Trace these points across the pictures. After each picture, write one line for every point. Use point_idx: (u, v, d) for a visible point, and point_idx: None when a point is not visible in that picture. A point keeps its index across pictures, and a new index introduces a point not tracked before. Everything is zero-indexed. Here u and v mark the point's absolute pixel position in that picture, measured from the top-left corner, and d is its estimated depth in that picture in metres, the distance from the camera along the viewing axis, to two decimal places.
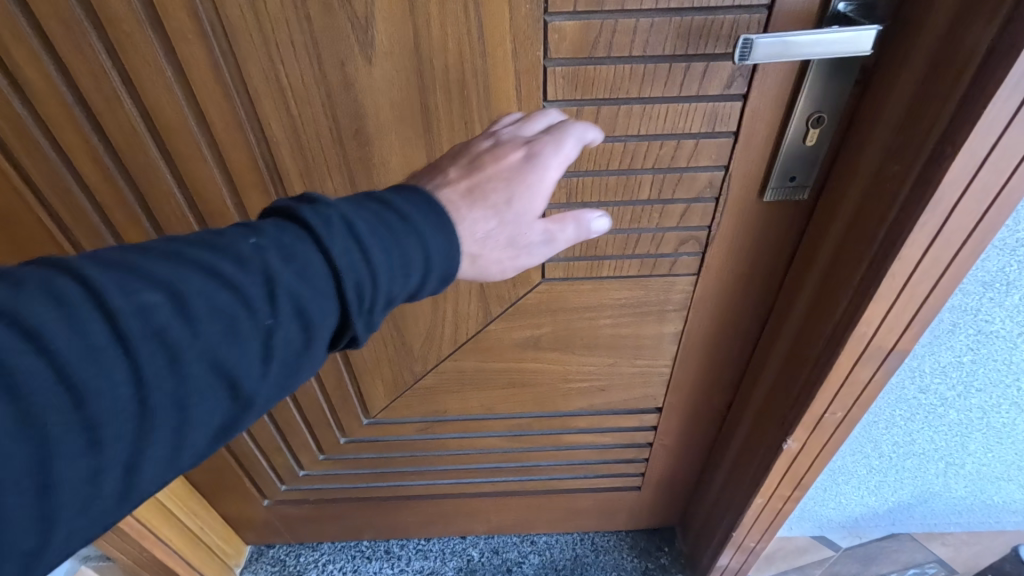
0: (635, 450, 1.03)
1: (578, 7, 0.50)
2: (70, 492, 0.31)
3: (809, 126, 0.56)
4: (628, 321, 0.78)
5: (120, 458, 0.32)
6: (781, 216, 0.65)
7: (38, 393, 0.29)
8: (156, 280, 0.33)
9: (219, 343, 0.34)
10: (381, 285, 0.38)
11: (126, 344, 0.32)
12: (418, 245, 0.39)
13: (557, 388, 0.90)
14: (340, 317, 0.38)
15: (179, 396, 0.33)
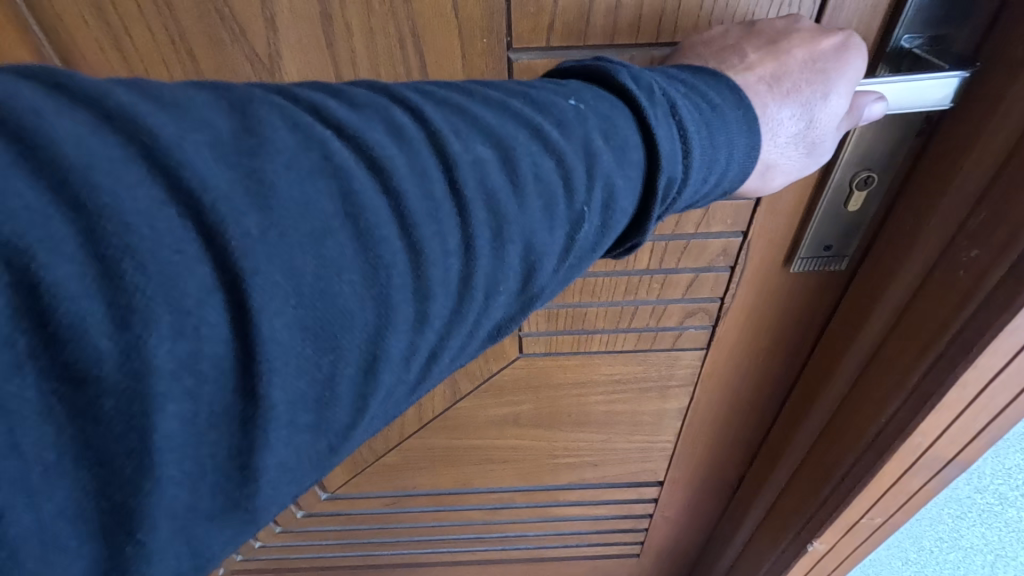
0: (633, 523, 0.91)
1: (551, 41, 0.37)
2: (355, 377, 0.25)
3: (854, 188, 0.45)
4: (624, 397, 0.66)
5: (408, 344, 0.26)
6: (812, 287, 0.53)
7: (356, 241, 0.24)
8: (486, 132, 0.28)
9: (531, 223, 0.29)
10: (687, 194, 0.33)
11: (457, 194, 0.27)
12: (727, 146, 0.33)
13: (543, 464, 0.77)
14: (636, 212, 0.33)
15: (485, 281, 0.28)
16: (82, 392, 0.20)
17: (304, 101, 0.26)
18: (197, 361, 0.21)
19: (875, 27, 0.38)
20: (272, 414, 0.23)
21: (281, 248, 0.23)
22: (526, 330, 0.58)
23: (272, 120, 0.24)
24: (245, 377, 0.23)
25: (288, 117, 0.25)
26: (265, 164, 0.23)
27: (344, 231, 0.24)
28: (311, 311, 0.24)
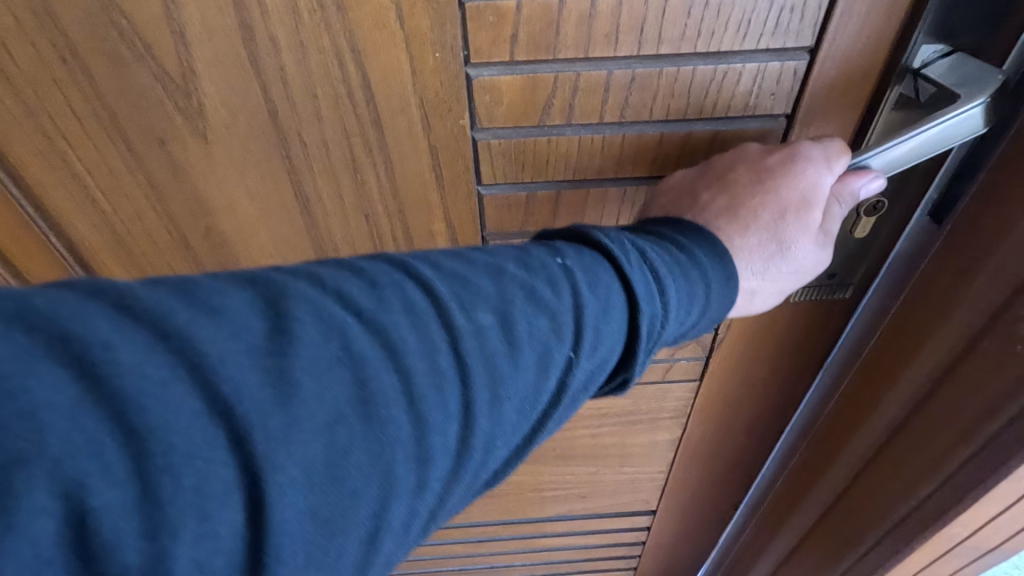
0: (625, 552, 0.86)
1: (516, 56, 0.32)
2: (356, 561, 0.23)
3: (860, 215, 0.39)
4: (611, 430, 0.62)
5: (407, 522, 0.24)
6: (813, 316, 0.49)
7: (359, 426, 0.23)
8: (470, 295, 0.26)
9: (519, 387, 0.26)
10: (671, 328, 0.30)
11: (461, 364, 0.25)
12: (706, 286, 0.30)
13: (527, 497, 0.73)
14: (623, 355, 0.29)
15: (485, 442, 0.26)
16: None
17: (280, 284, 0.24)
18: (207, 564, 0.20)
19: (893, 34, 0.33)
20: None
21: (280, 446, 0.21)
22: None
23: (247, 323, 0.22)
24: None
25: (267, 317, 0.23)
26: (269, 363, 0.22)
27: (340, 431, 0.22)
28: (320, 501, 0.22)
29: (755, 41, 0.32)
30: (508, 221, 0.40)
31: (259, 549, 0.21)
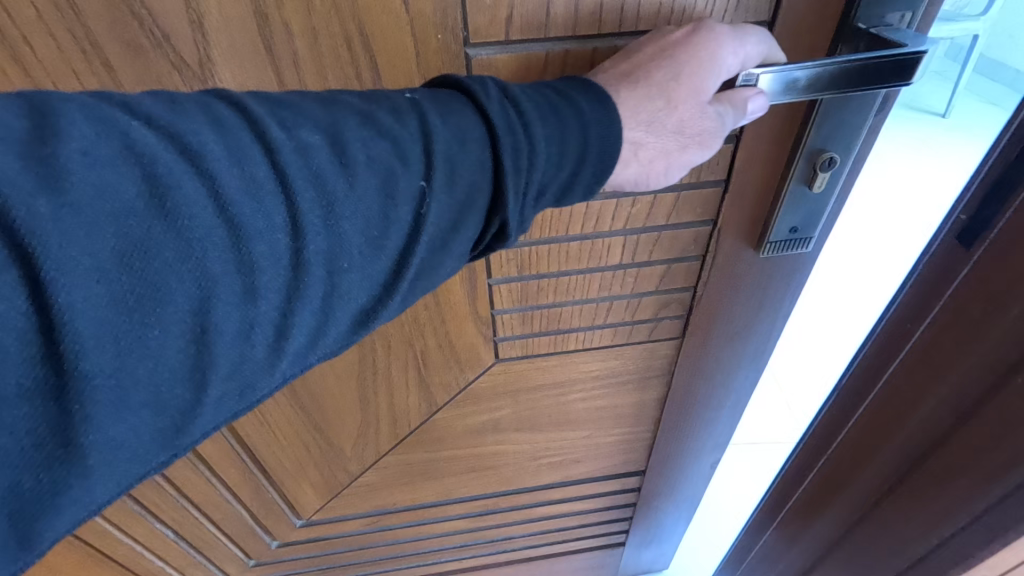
0: (617, 515, 0.91)
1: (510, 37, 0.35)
2: (183, 350, 0.26)
3: (818, 170, 0.43)
4: (602, 392, 0.66)
5: (278, 321, 0.28)
6: (778, 269, 0.53)
7: (156, 219, 0.25)
8: (315, 121, 0.30)
9: (373, 208, 0.30)
10: (541, 163, 0.33)
11: (280, 176, 0.28)
12: (580, 133, 0.34)
13: (525, 466, 0.76)
14: (491, 199, 0.33)
15: (325, 257, 0.29)
16: None
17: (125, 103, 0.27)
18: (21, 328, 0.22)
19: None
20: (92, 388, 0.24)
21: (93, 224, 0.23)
22: (500, 335, 0.56)
23: (88, 127, 0.25)
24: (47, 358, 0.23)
25: (111, 123, 0.25)
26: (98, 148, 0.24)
27: (202, 227, 0.26)
28: (123, 287, 0.24)
29: (719, 13, 0.37)
30: None
31: (139, 316, 0.25)
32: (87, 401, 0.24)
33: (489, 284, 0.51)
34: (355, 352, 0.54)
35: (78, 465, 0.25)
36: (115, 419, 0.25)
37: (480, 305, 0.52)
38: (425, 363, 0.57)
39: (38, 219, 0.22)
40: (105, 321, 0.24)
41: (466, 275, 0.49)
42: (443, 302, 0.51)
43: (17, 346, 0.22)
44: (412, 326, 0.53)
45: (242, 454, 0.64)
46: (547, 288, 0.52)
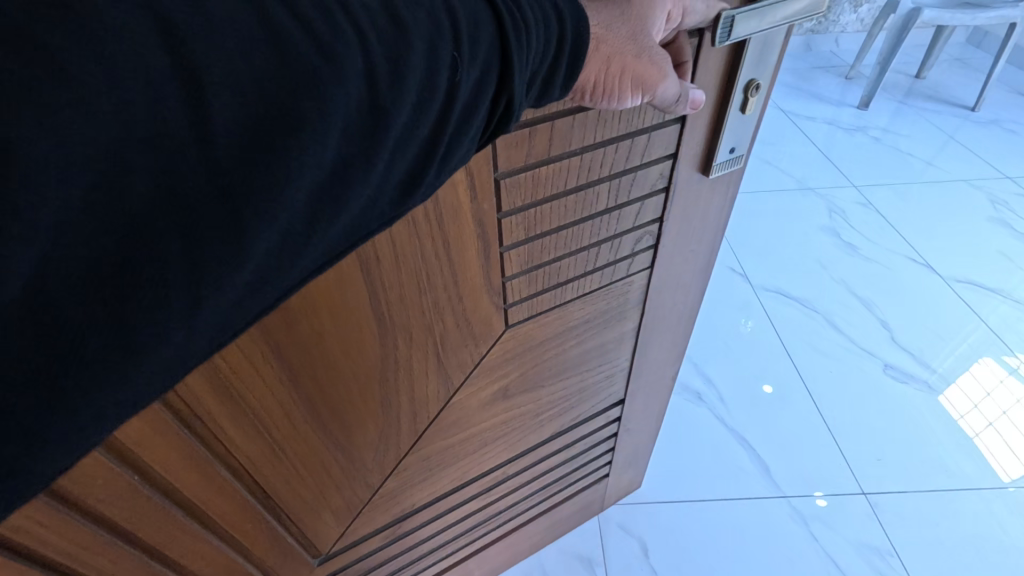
0: (602, 447, 0.99)
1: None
2: (307, 181, 0.28)
3: (749, 95, 0.53)
4: (592, 331, 0.72)
5: (365, 163, 0.30)
6: (718, 187, 0.63)
7: (272, 55, 0.26)
8: None
9: (422, 67, 0.31)
10: (535, 34, 0.36)
11: (355, 24, 0.29)
12: (555, 10, 0.37)
13: (528, 425, 0.80)
14: (500, 70, 0.35)
15: (397, 101, 0.30)
16: (117, 173, 0.23)
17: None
18: (178, 138, 0.24)
19: None
20: (242, 194, 0.26)
21: (228, 52, 0.25)
22: (510, 302, 0.59)
23: None
24: (210, 165, 0.25)
25: None
26: None
27: (309, 61, 0.27)
28: (256, 109, 0.26)
29: None
30: (515, 157, 0.46)
31: (278, 143, 0.26)
32: (245, 220, 0.26)
33: (501, 252, 0.53)
34: (378, 356, 0.53)
35: (230, 278, 0.27)
36: (264, 235, 0.27)
37: (493, 275, 0.55)
38: (443, 345, 0.57)
39: (193, 46, 0.24)
40: (248, 139, 0.26)
41: (481, 248, 0.51)
42: (460, 280, 0.53)
43: (188, 152, 0.24)
44: (432, 312, 0.53)
45: (256, 501, 0.58)
46: (551, 244, 0.56)
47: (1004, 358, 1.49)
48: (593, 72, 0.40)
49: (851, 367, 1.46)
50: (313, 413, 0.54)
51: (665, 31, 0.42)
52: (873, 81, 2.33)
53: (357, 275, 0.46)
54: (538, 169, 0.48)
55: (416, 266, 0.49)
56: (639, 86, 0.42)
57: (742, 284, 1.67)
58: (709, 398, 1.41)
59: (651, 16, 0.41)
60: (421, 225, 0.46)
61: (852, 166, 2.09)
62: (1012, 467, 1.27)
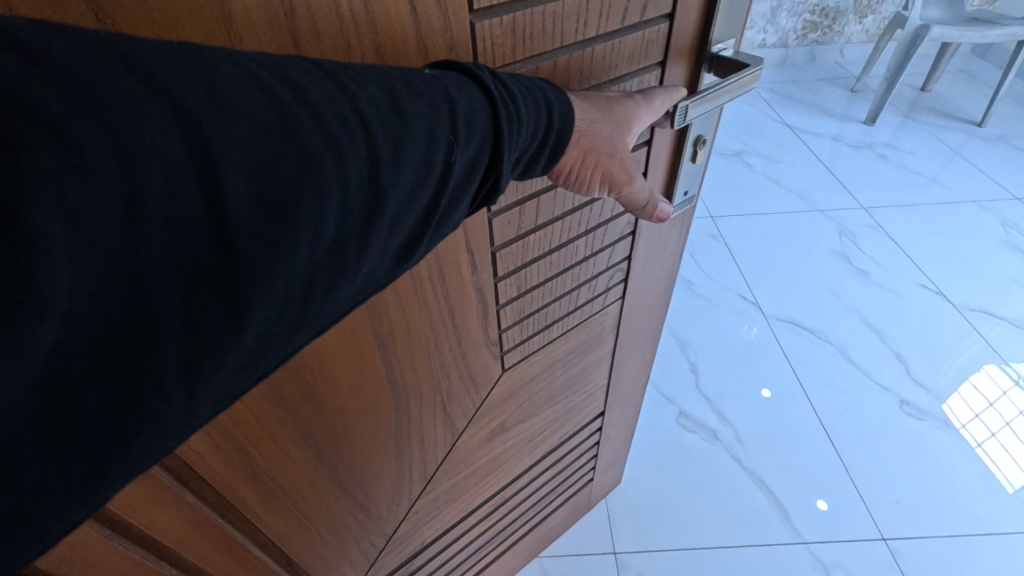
0: (587, 456, 1.06)
1: (521, 56, 0.40)
2: (303, 260, 0.28)
3: (698, 148, 0.61)
4: (576, 359, 0.78)
5: (362, 243, 0.30)
6: (674, 225, 0.71)
7: (283, 140, 0.26)
8: (376, 77, 0.32)
9: (419, 152, 0.32)
10: (526, 123, 0.37)
11: (361, 108, 0.30)
12: (545, 100, 0.39)
13: (522, 450, 0.85)
14: (490, 154, 0.36)
15: (395, 180, 0.31)
16: (121, 255, 0.22)
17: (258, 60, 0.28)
18: (183, 219, 0.24)
19: (699, 37, 0.52)
20: (240, 269, 0.26)
21: (242, 141, 0.25)
22: (506, 349, 0.64)
23: (233, 70, 0.26)
24: (212, 243, 0.25)
25: (253, 79, 0.27)
26: (239, 81, 0.26)
27: (315, 147, 0.27)
28: (261, 192, 0.26)
29: (636, 65, 0.49)
30: (507, 231, 0.52)
31: (279, 226, 0.26)
32: (242, 295, 0.26)
33: (497, 310, 0.58)
34: (393, 420, 0.57)
35: (226, 350, 0.27)
36: (259, 310, 0.27)
37: (490, 330, 0.60)
38: (449, 399, 0.62)
39: (211, 135, 0.24)
40: (251, 221, 0.26)
41: (481, 310, 0.56)
42: (464, 340, 0.57)
43: (194, 231, 0.24)
44: (439, 372, 0.58)
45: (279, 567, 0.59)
46: (538, 295, 0.62)
47: (1004, 367, 1.55)
48: (570, 161, 0.43)
49: (868, 404, 1.47)
50: (334, 480, 0.56)
51: (637, 131, 0.47)
52: (879, 98, 2.39)
53: (376, 355, 0.50)
54: (527, 237, 0.54)
55: (426, 336, 0.53)
56: (608, 184, 0.46)
57: (750, 304, 1.71)
58: (726, 438, 1.40)
59: (627, 127, 0.46)
60: (430, 303, 0.51)
61: (852, 177, 2.17)
62: (1014, 475, 1.32)
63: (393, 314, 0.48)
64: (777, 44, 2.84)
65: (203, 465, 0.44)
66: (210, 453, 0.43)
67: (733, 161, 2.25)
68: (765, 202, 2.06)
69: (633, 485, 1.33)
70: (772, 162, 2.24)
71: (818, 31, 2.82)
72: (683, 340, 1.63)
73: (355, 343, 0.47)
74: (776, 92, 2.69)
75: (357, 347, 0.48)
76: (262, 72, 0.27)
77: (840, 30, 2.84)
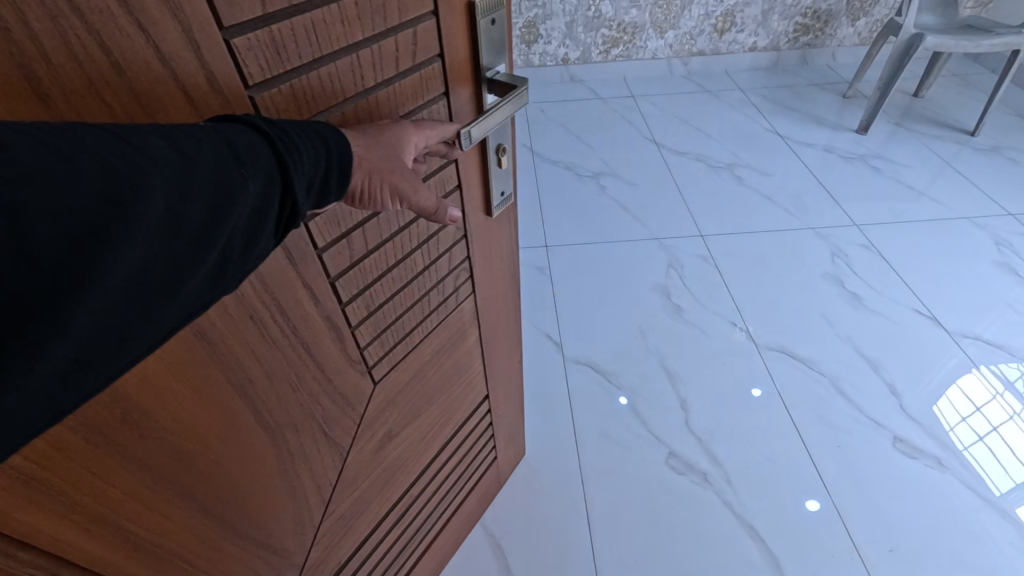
0: (486, 437, 1.15)
1: (311, 113, 0.46)
2: (114, 285, 0.30)
3: (500, 155, 0.70)
4: (445, 355, 0.86)
5: (173, 265, 0.33)
6: (501, 221, 0.81)
7: (78, 184, 0.29)
8: (159, 126, 0.34)
9: (210, 186, 0.34)
10: (306, 155, 0.41)
11: (153, 150, 0.32)
12: (319, 137, 0.42)
13: (417, 449, 0.92)
14: (281, 182, 0.39)
15: (198, 207, 0.34)
16: None
17: (42, 124, 0.30)
18: None
19: (472, 65, 0.60)
20: (51, 294, 0.28)
21: (36, 189, 0.27)
22: (372, 364, 0.70)
23: (14, 135, 0.28)
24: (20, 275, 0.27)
25: (37, 140, 0.29)
26: (24, 142, 0.28)
27: (111, 187, 0.30)
28: (63, 229, 0.28)
29: (421, 99, 0.56)
30: (340, 261, 0.58)
31: (84, 259, 0.29)
32: (56, 318, 0.28)
33: (351, 331, 0.64)
34: (272, 455, 0.61)
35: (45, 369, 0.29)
36: (74, 331, 0.29)
37: (350, 350, 0.65)
38: (326, 421, 0.67)
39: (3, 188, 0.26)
40: (55, 256, 0.28)
41: (334, 335, 0.62)
42: (324, 365, 0.62)
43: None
44: (309, 400, 0.63)
45: None
46: (389, 310, 0.68)
47: (990, 365, 1.66)
48: (359, 181, 0.47)
49: (863, 444, 1.48)
50: (225, 527, 0.58)
51: (416, 152, 0.53)
52: (871, 109, 2.53)
53: (238, 400, 0.54)
54: (362, 262, 0.61)
55: (284, 371, 0.58)
56: (398, 197, 0.50)
57: (743, 337, 1.74)
58: (717, 483, 1.41)
59: (405, 144, 0.51)
60: (281, 343, 0.56)
61: (837, 185, 2.31)
62: (1001, 480, 1.40)
63: (246, 359, 0.52)
64: (767, 47, 3.04)
65: (77, 549, 0.44)
66: (83, 536, 0.44)
67: (723, 173, 2.39)
68: (761, 213, 2.19)
69: (615, 543, 1.30)
70: (763, 175, 2.37)
71: (809, 34, 3.01)
72: (673, 374, 1.65)
73: (214, 397, 0.51)
74: (766, 98, 2.87)
75: (216, 400, 0.51)
76: (44, 135, 0.29)
77: (832, 34, 3.03)
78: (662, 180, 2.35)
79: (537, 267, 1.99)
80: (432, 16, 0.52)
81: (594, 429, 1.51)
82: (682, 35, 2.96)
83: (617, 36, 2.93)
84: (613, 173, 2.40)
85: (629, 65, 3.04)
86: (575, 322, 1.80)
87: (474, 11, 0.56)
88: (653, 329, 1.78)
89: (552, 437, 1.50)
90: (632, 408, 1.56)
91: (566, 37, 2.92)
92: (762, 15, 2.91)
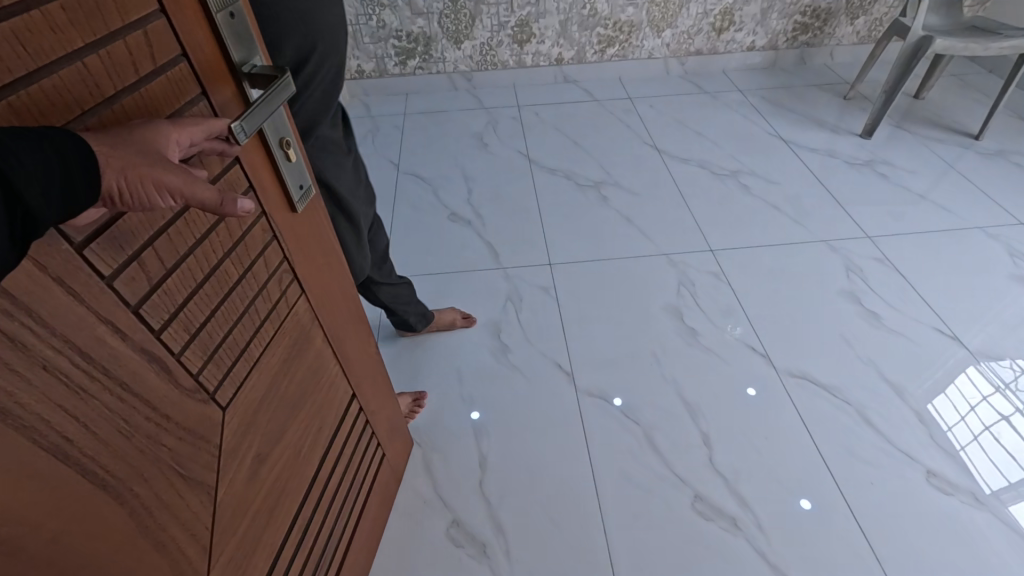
0: (366, 436, 1.16)
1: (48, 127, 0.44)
2: None
3: (286, 149, 0.72)
4: (294, 362, 0.85)
5: None
6: (309, 213, 0.82)
7: None
8: None
9: None
10: (34, 165, 0.40)
11: None
12: (52, 145, 0.42)
13: (295, 466, 0.91)
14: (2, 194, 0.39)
15: None
16: None
17: None
18: None
19: (223, 60, 0.61)
20: None
21: None
22: (213, 390, 0.69)
23: None
24: None
25: None
26: None
27: None
28: None
29: (178, 101, 0.56)
30: (138, 286, 0.56)
31: None
32: None
33: (177, 360, 0.62)
34: (122, 517, 0.57)
35: None
36: None
37: (183, 378, 0.64)
38: (178, 460, 0.64)
39: None
40: None
41: (158, 366, 0.60)
42: (154, 404, 0.60)
43: None
44: (150, 444, 0.60)
45: None
46: (214, 329, 0.68)
47: (986, 371, 1.79)
48: (113, 182, 0.47)
49: (891, 476, 1.54)
50: None
51: (181, 149, 0.53)
52: (874, 115, 2.79)
53: (59, 467, 0.50)
54: (165, 283, 0.59)
55: (106, 418, 0.54)
56: (165, 191, 0.50)
57: (761, 359, 1.83)
58: (746, 527, 1.45)
59: (165, 145, 0.52)
60: (95, 395, 0.53)
61: (842, 189, 2.52)
62: (994, 480, 1.52)
63: (56, 424, 0.49)
64: (766, 45, 3.34)
65: None
66: None
67: (729, 179, 2.59)
68: (772, 219, 2.37)
69: None
70: (765, 181, 2.57)
71: (808, 33, 3.32)
72: (691, 407, 1.70)
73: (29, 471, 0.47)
74: (765, 98, 3.17)
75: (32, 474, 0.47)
76: None
77: (830, 32, 3.33)
78: (661, 184, 2.56)
79: (539, 286, 2.08)
80: (161, 15, 0.53)
81: (608, 465, 1.57)
82: (680, 34, 3.24)
83: (613, 35, 3.20)
84: (613, 182, 2.58)
85: (624, 64, 3.34)
86: (580, 344, 1.88)
87: (207, 4, 0.57)
88: (668, 350, 1.87)
89: (570, 478, 1.54)
90: (643, 429, 1.64)
91: (560, 36, 3.18)
92: (761, 14, 3.20)
